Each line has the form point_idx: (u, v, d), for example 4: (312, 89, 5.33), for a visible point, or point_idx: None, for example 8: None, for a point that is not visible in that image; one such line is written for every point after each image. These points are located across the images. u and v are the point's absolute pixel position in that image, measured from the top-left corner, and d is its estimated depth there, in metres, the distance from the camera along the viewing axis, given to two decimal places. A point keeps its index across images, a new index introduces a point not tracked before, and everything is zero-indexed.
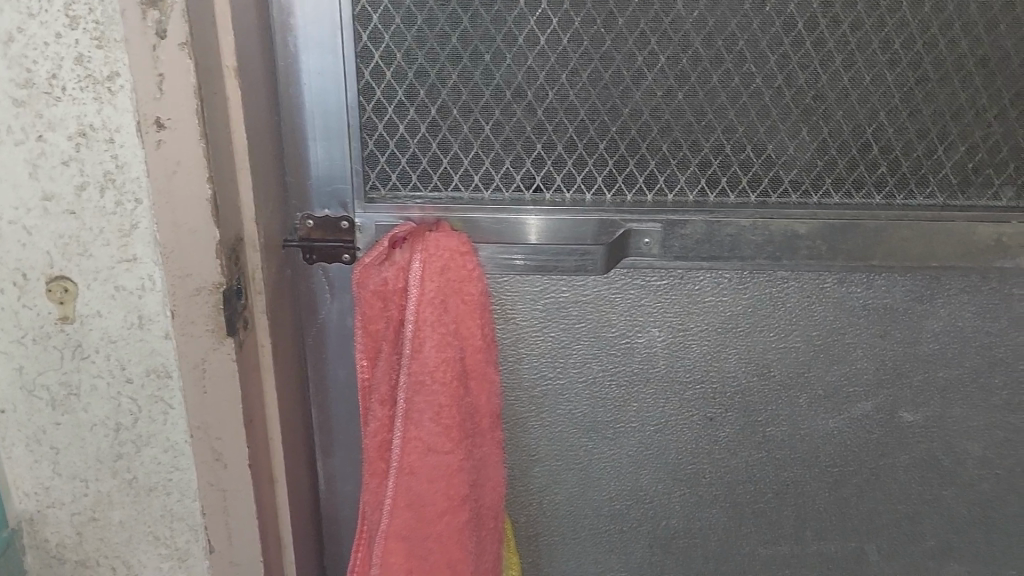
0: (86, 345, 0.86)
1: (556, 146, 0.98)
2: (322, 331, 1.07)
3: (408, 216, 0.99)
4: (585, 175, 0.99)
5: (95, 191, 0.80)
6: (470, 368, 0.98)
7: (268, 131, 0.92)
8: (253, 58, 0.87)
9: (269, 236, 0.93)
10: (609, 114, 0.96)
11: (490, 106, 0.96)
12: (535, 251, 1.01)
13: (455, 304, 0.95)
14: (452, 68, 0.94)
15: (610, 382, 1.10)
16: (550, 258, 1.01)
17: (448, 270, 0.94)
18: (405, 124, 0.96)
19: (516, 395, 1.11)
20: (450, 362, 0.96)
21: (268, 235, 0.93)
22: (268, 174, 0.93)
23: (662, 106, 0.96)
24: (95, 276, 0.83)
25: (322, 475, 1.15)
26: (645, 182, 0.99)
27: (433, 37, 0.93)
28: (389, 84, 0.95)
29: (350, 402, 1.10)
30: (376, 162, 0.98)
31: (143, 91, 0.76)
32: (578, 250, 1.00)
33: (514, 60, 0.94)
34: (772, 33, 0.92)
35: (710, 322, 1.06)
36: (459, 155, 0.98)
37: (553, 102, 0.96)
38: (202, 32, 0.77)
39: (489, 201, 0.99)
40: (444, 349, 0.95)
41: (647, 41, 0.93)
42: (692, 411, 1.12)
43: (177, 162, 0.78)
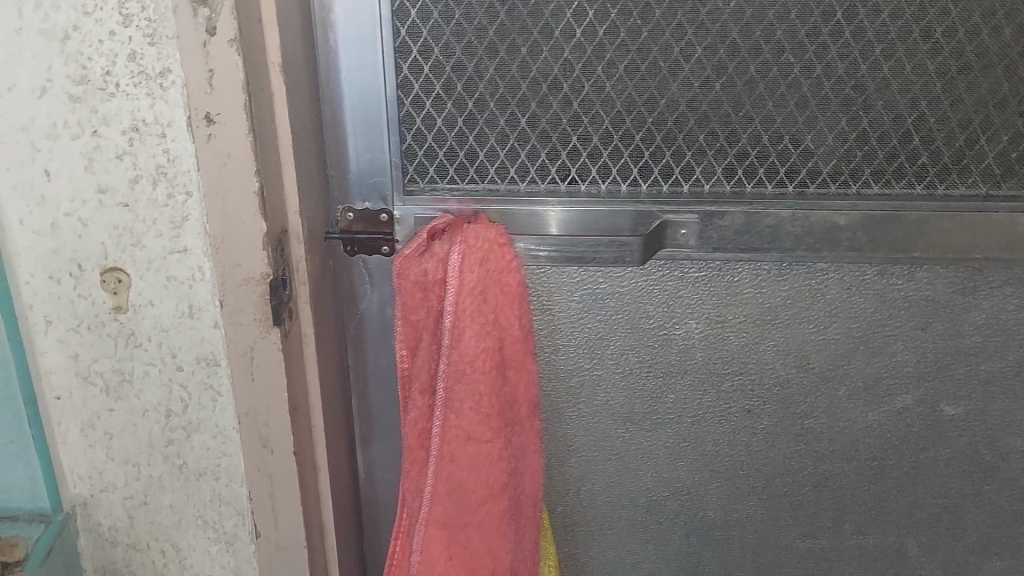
0: (138, 333, 0.89)
1: (592, 138, 0.98)
2: (363, 321, 1.08)
3: (445, 208, 1.01)
4: (621, 167, 0.99)
5: (148, 184, 0.82)
6: (509, 357, 0.99)
7: (311, 125, 0.94)
8: (297, 53, 0.88)
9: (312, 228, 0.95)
10: (645, 106, 0.97)
11: (528, 98, 0.97)
12: (571, 244, 1.01)
13: (494, 295, 0.97)
14: (490, 61, 0.95)
15: (647, 374, 1.11)
16: (587, 250, 1.01)
17: (487, 261, 0.96)
18: (443, 117, 0.97)
19: (553, 385, 1.12)
20: (489, 352, 0.97)
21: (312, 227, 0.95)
22: (311, 167, 0.95)
23: (700, 97, 0.96)
24: (148, 267, 0.86)
25: (361, 463, 1.17)
26: (681, 173, 0.99)
27: (472, 30, 0.94)
28: (428, 78, 0.96)
29: (390, 392, 1.12)
30: (414, 155, 0.99)
31: (194, 86, 0.78)
32: (614, 242, 1.00)
33: (551, 53, 0.95)
34: (810, 23, 0.93)
35: (748, 313, 1.07)
36: (496, 148, 0.99)
37: (590, 94, 0.96)
38: (249, 27, 0.79)
39: (524, 193, 1.00)
40: (484, 339, 0.97)
41: (684, 32, 0.94)
42: (730, 403, 1.12)
43: (227, 155, 0.80)
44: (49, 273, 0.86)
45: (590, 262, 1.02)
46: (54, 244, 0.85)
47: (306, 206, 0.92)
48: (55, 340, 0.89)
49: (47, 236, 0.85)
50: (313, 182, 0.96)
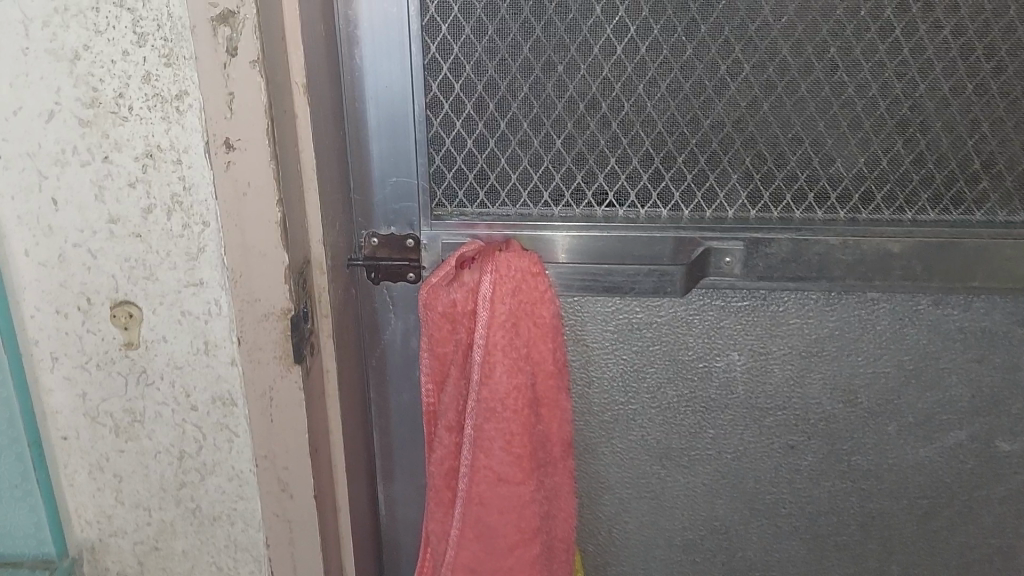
0: (150, 371, 0.83)
1: (631, 160, 0.93)
2: (385, 352, 1.02)
3: (474, 233, 0.95)
4: (661, 191, 0.94)
5: (162, 214, 0.77)
6: (542, 394, 0.93)
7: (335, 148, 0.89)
8: (320, 73, 0.83)
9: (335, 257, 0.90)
10: (688, 127, 0.91)
11: (563, 118, 0.91)
12: (607, 273, 0.96)
13: (527, 327, 0.91)
14: (524, 79, 0.90)
15: (685, 408, 1.05)
16: (624, 279, 0.96)
17: (520, 291, 0.90)
18: (473, 138, 0.92)
19: (586, 420, 1.06)
20: (523, 388, 0.91)
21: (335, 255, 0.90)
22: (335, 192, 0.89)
23: (747, 118, 0.91)
24: (161, 301, 0.80)
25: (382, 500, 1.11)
26: (726, 198, 0.94)
27: (505, 47, 0.88)
28: (458, 97, 0.91)
29: (413, 427, 1.06)
30: (442, 178, 0.94)
31: (212, 110, 0.73)
32: (654, 272, 0.96)
33: (590, 71, 0.89)
34: (866, 40, 0.87)
35: (793, 345, 1.01)
36: (529, 170, 0.94)
37: (630, 115, 0.91)
38: (273, 46, 0.74)
39: (558, 218, 0.95)
40: (516, 375, 0.91)
41: (731, 49, 0.88)
42: (772, 438, 1.06)
43: (247, 184, 0.75)
44: (56, 308, 0.81)
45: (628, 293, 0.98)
46: (61, 277, 0.80)
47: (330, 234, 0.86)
48: (61, 378, 0.84)
49: (55, 268, 0.79)
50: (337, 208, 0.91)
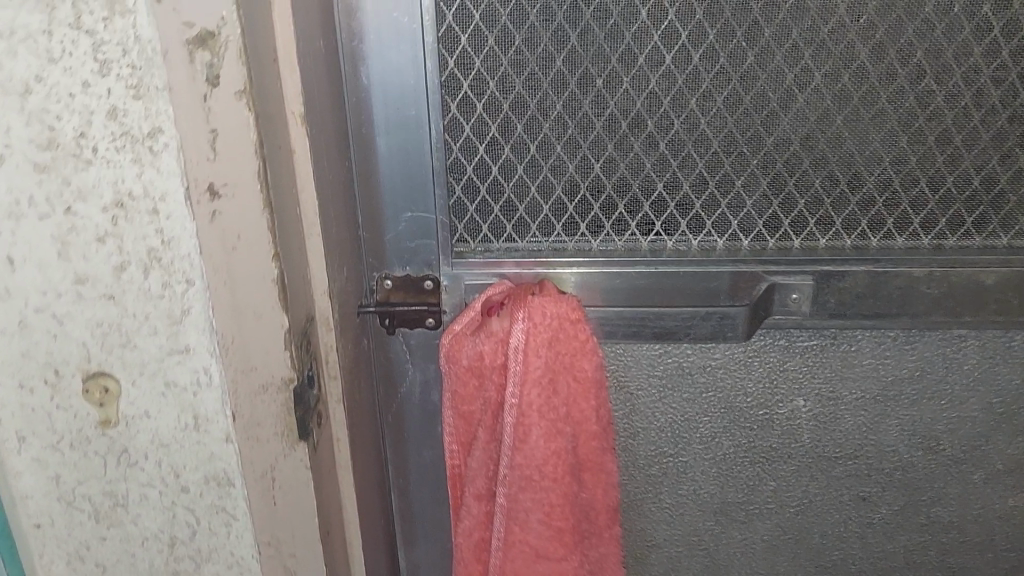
0: (132, 450, 0.71)
1: (681, 186, 0.81)
2: (402, 406, 0.90)
3: (501, 272, 0.84)
4: (717, 219, 0.82)
5: (137, 272, 0.65)
6: (584, 457, 0.81)
7: (340, 182, 0.77)
8: (321, 98, 0.71)
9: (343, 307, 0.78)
10: (749, 145, 0.79)
11: (603, 139, 0.79)
12: (658, 318, 0.85)
13: (566, 383, 0.78)
14: (557, 96, 0.77)
15: (743, 460, 0.93)
16: (677, 325, 0.85)
17: (557, 343, 0.77)
18: (499, 165, 0.80)
19: (631, 474, 0.94)
20: (564, 453, 0.79)
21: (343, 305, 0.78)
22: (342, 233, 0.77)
23: (817, 134, 0.78)
24: (141, 371, 0.68)
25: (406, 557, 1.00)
26: (792, 225, 0.82)
27: (534, 60, 0.76)
28: (481, 118, 0.78)
29: (435, 488, 0.94)
30: (464, 211, 0.83)
31: (192, 151, 0.60)
32: (713, 315, 0.85)
33: (633, 84, 0.77)
34: (959, 41, 0.74)
35: (867, 389, 0.89)
36: (563, 199, 0.82)
37: (680, 133, 0.78)
38: (263, 72, 0.61)
39: (598, 251, 0.84)
40: (554, 439, 0.78)
41: (799, 56, 0.75)
42: (842, 491, 0.94)
43: (237, 237, 0.63)
44: (19, 381, 0.69)
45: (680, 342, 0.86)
46: (23, 346, 0.68)
47: (337, 284, 0.74)
48: (30, 460, 0.72)
49: (15, 337, 0.67)
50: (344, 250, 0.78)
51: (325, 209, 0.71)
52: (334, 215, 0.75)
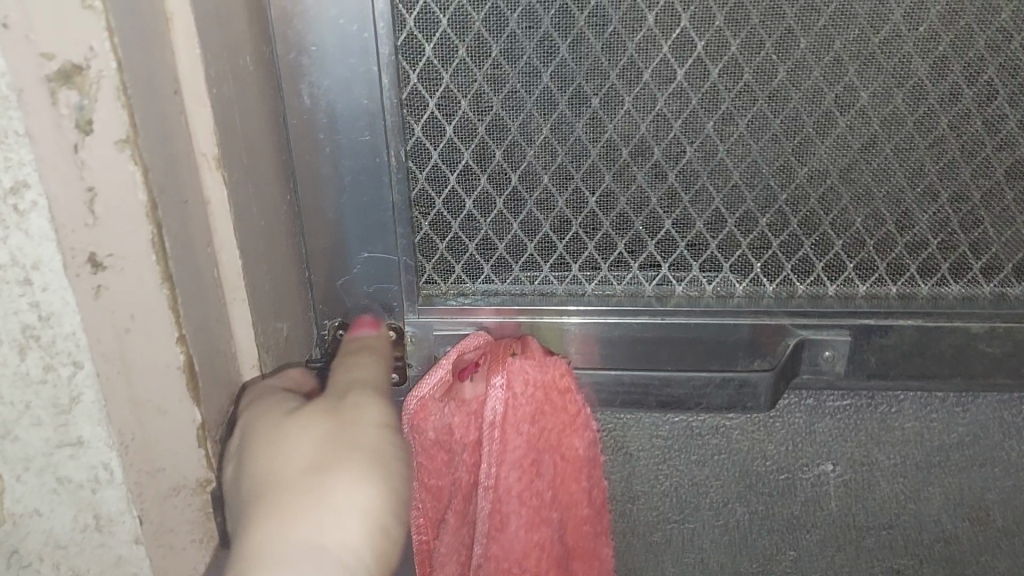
0: (24, 551, 0.59)
1: (695, 223, 0.67)
2: None
3: (477, 321, 0.70)
4: (735, 263, 0.69)
5: (11, 353, 0.50)
6: (574, 545, 0.69)
7: (278, 224, 0.63)
8: (248, 126, 0.57)
9: (281, 370, 0.65)
10: (776, 176, 0.65)
11: (598, 168, 0.65)
12: (666, 383, 0.72)
13: (552, 463, 0.66)
14: (543, 118, 0.63)
15: (760, 528, 0.80)
16: (688, 390, 0.72)
17: (542, 416, 0.65)
18: (473, 197, 0.67)
19: (628, 543, 0.81)
20: (547, 544, 0.67)
21: (281, 368, 0.65)
22: (280, 284, 0.64)
23: (861, 165, 0.65)
24: (26, 465, 0.55)
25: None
26: (826, 270, 0.69)
27: (516, 75, 0.62)
28: (452, 143, 0.65)
29: None
30: (434, 249, 0.69)
31: (65, 213, 0.46)
32: (730, 383, 0.71)
33: (636, 103, 0.63)
34: None
35: (905, 456, 0.77)
36: (551, 237, 0.69)
37: (693, 162, 0.65)
38: (163, 109, 0.48)
39: (593, 296, 0.70)
40: (536, 529, 0.66)
41: (842, 72, 0.61)
42: (874, 566, 0.80)
43: (131, 317, 0.49)
44: None
45: (689, 408, 0.73)
46: None
47: (270, 349, 0.62)
48: None
49: None
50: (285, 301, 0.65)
51: (252, 264, 0.58)
52: (268, 265, 0.61)
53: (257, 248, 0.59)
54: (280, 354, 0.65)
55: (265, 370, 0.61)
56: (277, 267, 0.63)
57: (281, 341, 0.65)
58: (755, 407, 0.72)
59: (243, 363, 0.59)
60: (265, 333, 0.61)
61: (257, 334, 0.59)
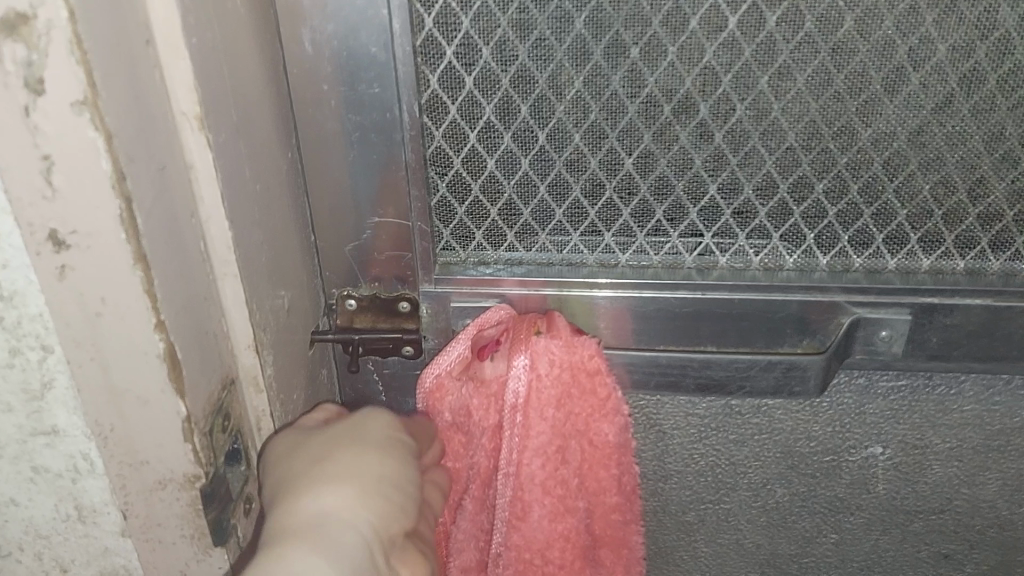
0: (6, 538, 0.55)
1: (743, 187, 0.60)
2: None
3: (500, 292, 0.64)
4: (787, 232, 0.62)
5: None
6: (600, 532, 0.65)
7: (279, 187, 0.57)
8: (240, 77, 0.51)
9: (282, 349, 0.59)
10: (836, 139, 0.58)
11: (636, 126, 0.58)
12: (704, 366, 0.66)
13: (579, 451, 0.61)
14: (575, 71, 0.56)
15: (801, 509, 0.76)
16: (728, 374, 0.66)
17: (571, 400, 0.59)
18: (495, 156, 0.60)
19: (660, 521, 0.77)
20: (575, 537, 0.62)
21: (282, 346, 0.59)
22: (280, 253, 0.58)
23: (934, 128, 0.57)
24: None
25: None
26: (887, 242, 0.62)
27: (545, 20, 0.54)
28: (471, 98, 0.57)
29: None
30: (451, 213, 0.63)
31: (19, 185, 0.40)
32: (777, 366, 0.65)
33: (681, 55, 0.55)
34: None
35: (965, 441, 0.71)
36: (582, 202, 0.62)
37: (743, 122, 0.58)
38: (135, 64, 0.41)
39: (628, 266, 0.64)
40: (562, 519, 0.61)
41: (919, 21, 0.53)
42: (920, 547, 0.77)
43: (102, 300, 0.43)
44: None
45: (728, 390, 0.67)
46: None
47: (268, 328, 0.56)
48: None
49: None
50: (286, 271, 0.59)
51: (245, 236, 0.52)
52: (265, 234, 0.55)
53: (252, 216, 0.53)
54: (280, 332, 0.58)
55: (262, 353, 0.55)
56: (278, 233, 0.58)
57: (281, 318, 0.59)
58: (804, 391, 0.66)
59: (236, 345, 0.53)
60: (262, 310, 0.55)
61: (252, 313, 0.53)
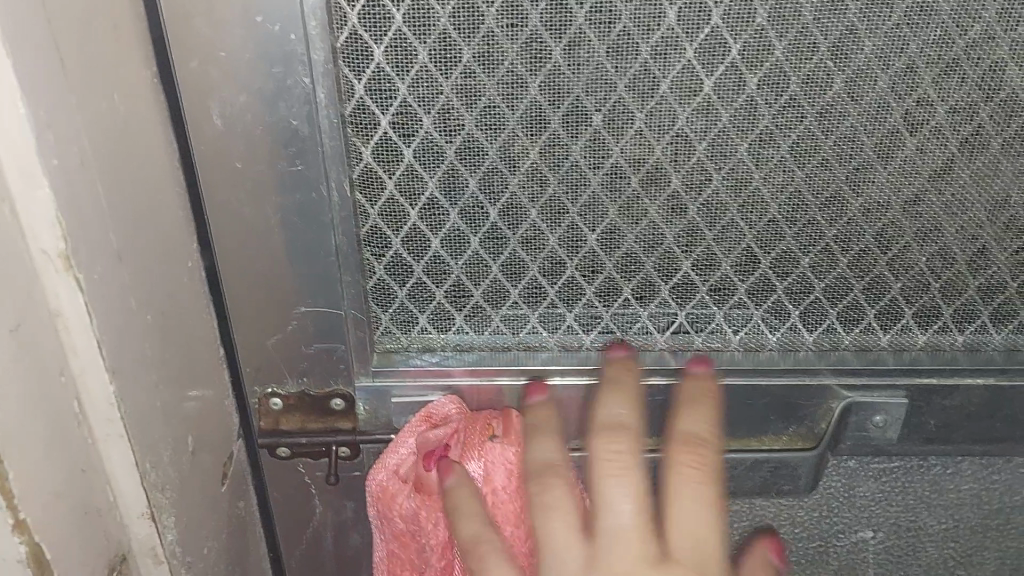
0: None
1: (719, 265, 0.54)
2: (314, 552, 0.66)
3: (451, 383, 0.58)
4: (768, 309, 0.56)
5: None
6: None
7: (178, 307, 0.49)
8: (121, 187, 0.42)
9: (188, 489, 0.51)
10: (823, 210, 0.51)
11: (599, 200, 0.51)
12: None
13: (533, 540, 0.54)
14: (530, 140, 0.49)
15: None
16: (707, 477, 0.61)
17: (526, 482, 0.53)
18: (440, 236, 0.53)
19: None
20: None
21: (187, 486, 0.51)
22: (183, 383, 0.50)
23: (930, 196, 0.51)
24: None
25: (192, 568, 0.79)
26: (878, 319, 0.56)
27: (494, 86, 0.47)
28: (411, 171, 0.50)
29: None
30: (391, 296, 0.55)
31: None
32: (763, 463, 0.60)
33: (649, 122, 0.49)
34: None
35: (958, 522, 0.65)
36: (540, 282, 0.55)
37: (721, 194, 0.51)
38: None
39: (592, 351, 0.58)
40: None
41: (916, 82, 0.47)
42: None
43: None
44: None
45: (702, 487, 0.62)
46: None
47: (165, 473, 0.47)
48: None
49: None
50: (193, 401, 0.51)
51: (131, 377, 0.43)
52: (161, 373, 0.47)
53: (143, 355, 0.45)
54: (184, 482, 0.50)
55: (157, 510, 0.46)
56: (179, 351, 0.49)
57: (184, 454, 0.50)
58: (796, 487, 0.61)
59: (124, 509, 0.45)
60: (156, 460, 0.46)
61: (143, 471, 0.45)
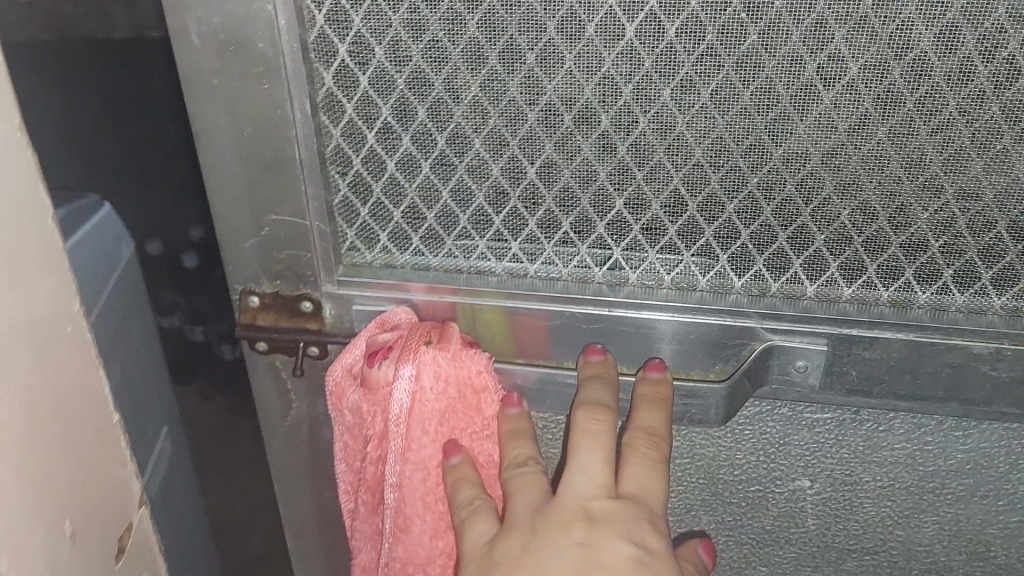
0: None
1: (650, 204, 0.58)
2: (293, 444, 0.74)
3: (408, 297, 0.64)
4: (698, 251, 0.59)
5: None
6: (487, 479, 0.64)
7: (50, 358, 0.50)
8: None
9: (64, 524, 0.52)
10: (746, 157, 0.55)
11: (537, 134, 0.56)
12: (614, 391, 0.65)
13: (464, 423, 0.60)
14: (472, 74, 0.54)
15: (726, 533, 0.75)
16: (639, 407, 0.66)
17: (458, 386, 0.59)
18: (396, 159, 0.59)
19: None
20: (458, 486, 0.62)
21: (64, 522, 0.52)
22: (64, 424, 0.52)
23: (848, 150, 0.53)
24: None
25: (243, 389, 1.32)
26: (804, 269, 0.59)
27: (437, 21, 0.53)
28: (367, 97, 0.56)
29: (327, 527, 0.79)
30: (355, 212, 0.62)
31: None
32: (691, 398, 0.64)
33: (578, 63, 0.53)
34: None
35: (893, 480, 0.68)
36: (486, 210, 0.60)
37: (648, 135, 0.55)
38: None
39: (536, 278, 0.63)
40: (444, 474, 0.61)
41: (826, 38, 0.50)
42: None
43: None
44: None
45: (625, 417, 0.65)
46: None
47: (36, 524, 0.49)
48: None
49: None
50: (73, 454, 0.53)
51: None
52: (42, 442, 0.49)
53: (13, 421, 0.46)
54: (58, 522, 0.52)
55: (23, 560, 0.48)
56: (53, 395, 0.50)
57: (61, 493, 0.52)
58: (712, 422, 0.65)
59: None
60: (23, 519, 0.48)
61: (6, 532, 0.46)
